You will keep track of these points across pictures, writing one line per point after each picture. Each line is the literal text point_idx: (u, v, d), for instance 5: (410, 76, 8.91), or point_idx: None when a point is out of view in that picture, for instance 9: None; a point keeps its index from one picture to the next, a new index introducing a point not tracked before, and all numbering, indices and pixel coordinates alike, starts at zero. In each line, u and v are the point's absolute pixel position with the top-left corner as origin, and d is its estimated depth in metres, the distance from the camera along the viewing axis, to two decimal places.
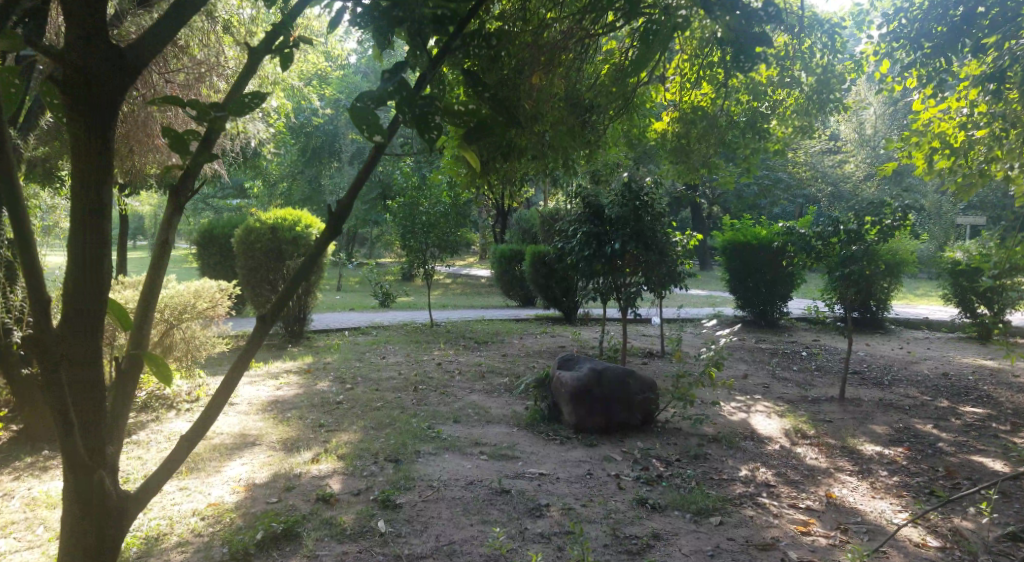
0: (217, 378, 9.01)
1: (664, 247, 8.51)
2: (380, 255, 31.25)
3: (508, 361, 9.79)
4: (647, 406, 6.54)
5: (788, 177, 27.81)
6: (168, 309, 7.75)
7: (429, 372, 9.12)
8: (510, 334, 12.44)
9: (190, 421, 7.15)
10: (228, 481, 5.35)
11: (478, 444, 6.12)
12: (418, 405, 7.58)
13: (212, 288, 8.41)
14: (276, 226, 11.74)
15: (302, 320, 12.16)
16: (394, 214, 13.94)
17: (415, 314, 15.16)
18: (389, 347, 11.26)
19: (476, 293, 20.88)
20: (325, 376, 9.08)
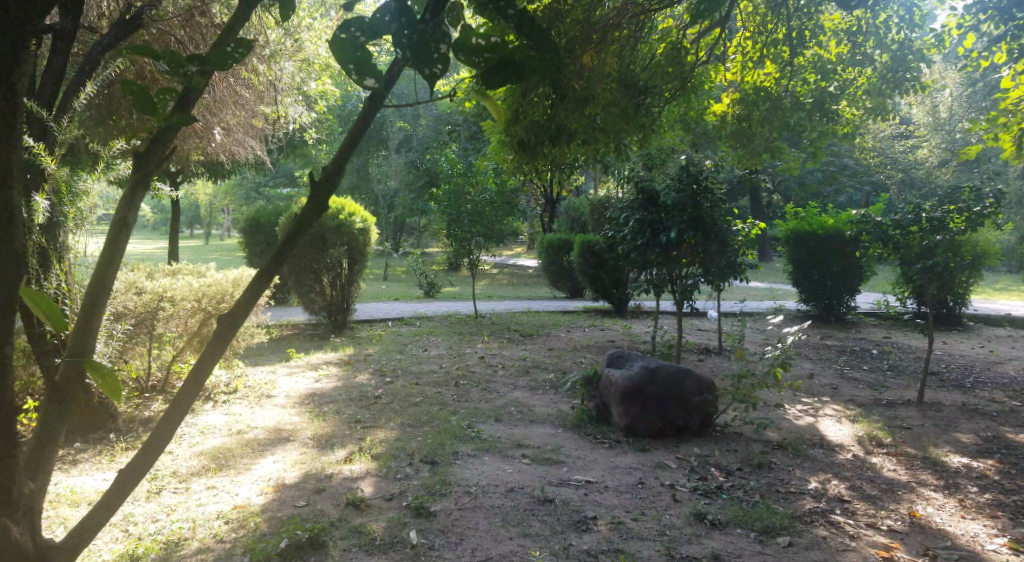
0: (257, 369, 8.81)
1: (724, 236, 7.85)
2: (428, 244, 31.10)
3: (556, 356, 9.36)
4: (704, 407, 6.11)
5: (854, 164, 26.74)
6: (207, 297, 7.55)
7: (472, 365, 8.77)
8: (558, 327, 12.01)
9: (225, 414, 6.90)
10: (257, 480, 5.05)
11: (521, 446, 5.73)
12: (460, 402, 7.23)
13: (251, 277, 8.21)
14: (320, 213, 11.46)
15: (346, 311, 11.89)
16: (440, 203, 13.63)
17: (461, 305, 14.83)
18: (433, 339, 10.96)
19: (524, 284, 20.51)
20: (366, 368, 8.79)
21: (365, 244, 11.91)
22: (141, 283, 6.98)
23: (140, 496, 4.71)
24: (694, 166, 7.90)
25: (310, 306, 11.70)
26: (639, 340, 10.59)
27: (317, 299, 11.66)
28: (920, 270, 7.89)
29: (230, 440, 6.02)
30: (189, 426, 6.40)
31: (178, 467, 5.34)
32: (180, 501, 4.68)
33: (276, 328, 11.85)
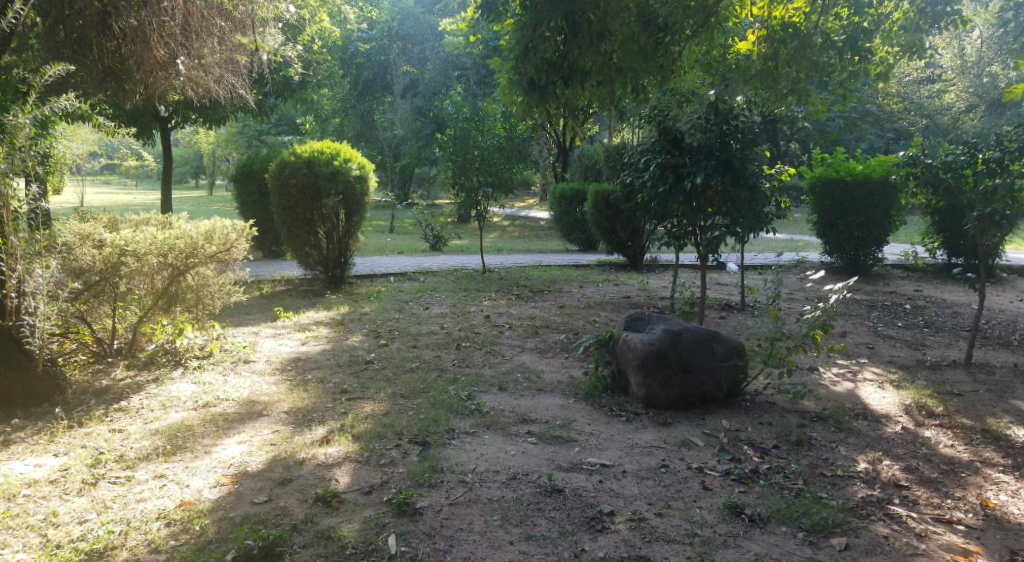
0: (241, 329, 8.18)
1: (753, 184, 7.04)
2: (437, 196, 30.27)
3: (565, 315, 8.66)
4: (733, 374, 5.42)
5: (879, 108, 25.57)
6: (176, 254, 6.84)
7: (475, 325, 8.09)
8: (569, 282, 11.26)
9: (195, 384, 6.31)
10: (215, 468, 4.58)
11: (526, 422, 5.05)
12: (461, 367, 6.55)
13: (226, 228, 7.45)
14: (312, 160, 10.67)
15: (344, 266, 11.13)
16: (442, 149, 12.77)
17: (468, 259, 14.06)
18: (434, 295, 10.27)
19: (535, 236, 19.74)
20: (359, 329, 8.11)
21: (363, 193, 11.01)
22: (98, 234, 6.33)
23: (73, 490, 4.37)
24: (723, 102, 7.00)
25: (305, 261, 10.98)
26: (655, 297, 9.85)
27: (312, 253, 10.93)
28: (976, 216, 6.80)
29: (192, 418, 5.43)
30: (150, 402, 5.81)
31: (126, 451, 4.88)
32: (118, 494, 4.34)
33: (269, 286, 11.23)
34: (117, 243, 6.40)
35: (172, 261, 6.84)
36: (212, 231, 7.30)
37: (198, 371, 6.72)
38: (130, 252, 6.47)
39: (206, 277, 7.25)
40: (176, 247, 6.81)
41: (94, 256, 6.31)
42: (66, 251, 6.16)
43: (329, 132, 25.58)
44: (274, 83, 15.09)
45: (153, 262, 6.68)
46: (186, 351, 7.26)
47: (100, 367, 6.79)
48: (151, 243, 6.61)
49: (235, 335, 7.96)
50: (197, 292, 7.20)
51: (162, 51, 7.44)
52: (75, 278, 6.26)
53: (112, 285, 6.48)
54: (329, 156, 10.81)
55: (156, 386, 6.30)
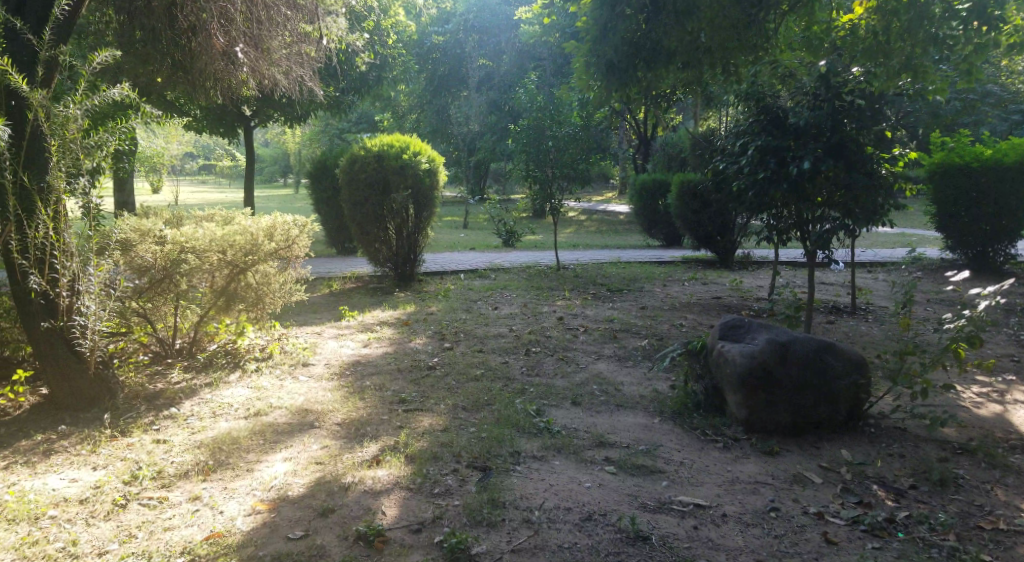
0: (303, 328, 7.73)
1: (870, 169, 6.13)
2: (511, 190, 29.74)
3: (648, 318, 7.90)
4: (854, 396, 4.64)
5: (998, 90, 23.51)
6: (237, 251, 6.40)
7: (547, 328, 7.42)
8: (651, 280, 10.47)
9: (250, 388, 5.75)
10: (255, 489, 3.87)
11: (603, 446, 4.36)
12: (531, 377, 5.89)
13: (286, 223, 6.97)
14: (382, 154, 10.13)
15: (414, 262, 10.73)
16: (516, 141, 12.10)
17: (543, 255, 13.39)
18: (506, 294, 9.66)
19: (614, 232, 18.88)
20: (423, 331, 7.56)
21: (433, 187, 10.49)
22: (158, 231, 5.98)
23: (101, 512, 3.65)
24: (833, 77, 6.10)
25: (374, 257, 10.55)
26: (747, 299, 8.97)
27: (382, 249, 10.50)
28: None
29: (239, 428, 4.78)
30: (201, 408, 5.23)
31: (166, 465, 4.16)
32: (148, 519, 3.61)
33: (336, 283, 10.84)
34: (178, 239, 6.03)
35: (232, 259, 6.38)
36: (273, 227, 6.81)
37: (256, 374, 6.13)
38: (190, 250, 6.08)
39: (269, 276, 6.78)
40: (238, 244, 6.38)
41: (154, 253, 5.93)
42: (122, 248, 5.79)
43: (406, 128, 25.32)
44: (344, 77, 14.73)
45: (215, 260, 6.28)
46: (246, 351, 6.71)
47: (158, 371, 6.22)
48: (211, 240, 6.20)
49: (297, 334, 7.47)
50: (259, 292, 6.70)
51: (222, 39, 7.23)
52: (137, 276, 5.91)
53: (173, 284, 6.10)
54: (398, 150, 10.20)
55: (212, 390, 5.69)
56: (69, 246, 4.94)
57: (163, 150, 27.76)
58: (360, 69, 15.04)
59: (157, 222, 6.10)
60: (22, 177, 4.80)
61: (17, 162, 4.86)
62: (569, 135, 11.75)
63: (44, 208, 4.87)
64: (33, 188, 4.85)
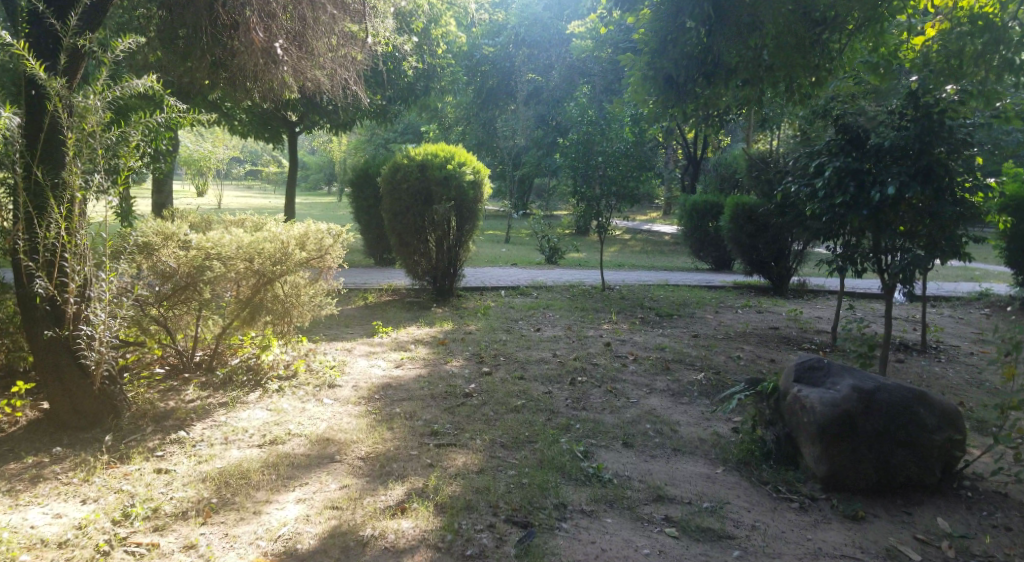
0: (333, 343, 7.28)
1: (963, 194, 5.48)
2: (555, 205, 29.24)
3: (701, 349, 7.31)
4: (949, 453, 4.00)
5: None
6: (266, 259, 6.00)
7: (593, 355, 6.87)
8: (702, 306, 9.87)
9: (270, 409, 5.32)
10: (256, 539, 3.49)
11: (662, 501, 3.83)
12: (576, 411, 5.34)
13: (318, 232, 6.56)
14: (426, 162, 9.71)
15: (453, 276, 10.28)
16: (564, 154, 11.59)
17: (587, 274, 12.84)
18: (548, 315, 9.14)
19: (660, 252, 18.22)
20: (460, 352, 7.05)
21: (476, 199, 10.03)
22: (183, 235, 5.63)
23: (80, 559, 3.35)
24: (924, 93, 5.49)
25: (412, 270, 10.09)
26: (808, 332, 8.31)
27: (421, 262, 10.04)
28: None
29: (251, 459, 4.41)
30: (214, 431, 4.86)
31: (164, 502, 3.88)
32: None
33: (372, 296, 10.42)
34: (204, 244, 5.65)
35: (259, 267, 5.98)
36: (304, 236, 6.41)
37: (277, 394, 5.69)
38: (215, 256, 5.69)
39: (298, 287, 6.37)
40: (267, 251, 5.98)
41: (178, 258, 5.56)
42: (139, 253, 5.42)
43: (451, 139, 24.98)
44: (391, 84, 14.38)
45: (241, 268, 5.87)
46: (270, 368, 6.25)
47: (174, 386, 5.83)
48: (239, 247, 5.80)
49: (326, 349, 7.02)
50: (286, 304, 6.28)
51: (261, 33, 6.84)
52: (159, 282, 5.55)
53: (197, 292, 5.74)
54: (442, 158, 9.80)
55: (227, 411, 5.27)
56: (82, 249, 4.56)
57: (210, 153, 27.92)
58: (407, 76, 14.69)
59: (182, 226, 5.75)
60: (35, 170, 4.44)
61: (34, 155, 4.53)
62: (620, 150, 11.23)
63: (56, 205, 4.49)
64: (47, 183, 4.48)
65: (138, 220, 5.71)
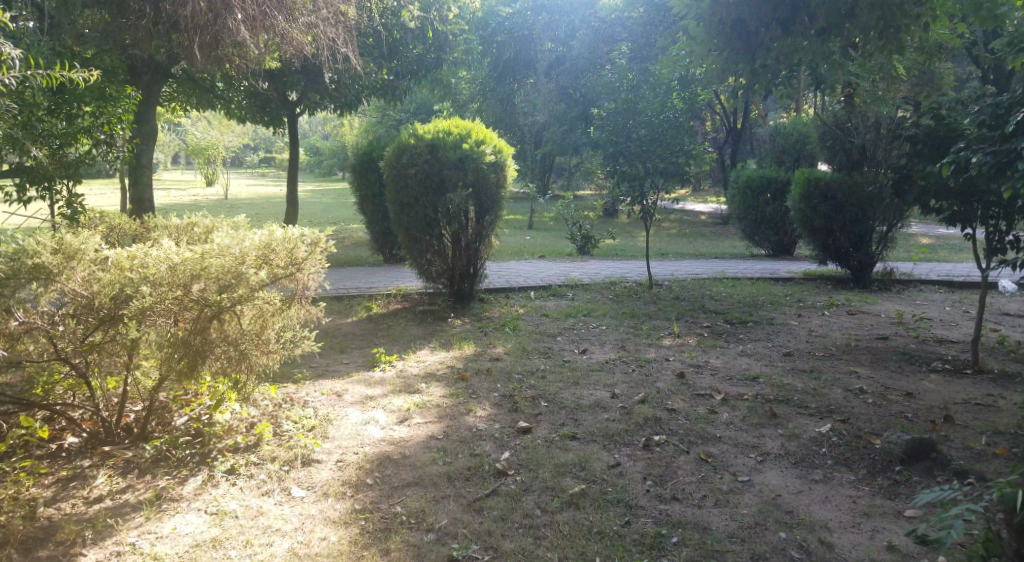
0: (318, 384, 5.55)
1: None
2: (579, 187, 27.30)
3: (807, 377, 5.52)
4: None
5: None
6: (213, 282, 4.30)
7: (666, 393, 5.10)
8: (778, 306, 8.08)
9: (205, 516, 3.74)
10: None
11: None
12: (662, 505, 3.64)
13: (287, 241, 4.81)
14: (436, 142, 7.92)
15: (473, 278, 8.53)
16: (597, 129, 9.81)
17: (630, 267, 11.05)
18: (592, 327, 7.38)
19: (704, 236, 16.29)
20: (485, 393, 5.30)
21: (498, 184, 8.20)
22: (96, 251, 4.15)
23: None
24: None
25: (425, 272, 8.38)
26: (934, 345, 6.44)
27: (434, 262, 8.31)
28: None
29: None
30: None
31: None
32: None
33: (378, 304, 8.72)
34: (124, 261, 4.13)
35: (202, 295, 4.26)
36: (266, 248, 4.67)
37: (226, 480, 4.09)
38: (140, 280, 4.08)
39: (260, 317, 4.60)
40: (212, 270, 4.29)
41: (91, 282, 4.06)
42: (3, 281, 3.90)
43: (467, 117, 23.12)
44: (396, 55, 12.64)
45: (177, 296, 4.19)
46: (221, 436, 4.52)
47: (82, 471, 4.19)
48: (171, 266, 4.17)
49: (307, 395, 5.28)
50: (241, 345, 4.47)
51: None
52: (78, 316, 4.06)
53: (119, 328, 4.10)
54: (458, 136, 7.98)
55: (144, 520, 3.71)
56: None
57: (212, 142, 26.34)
58: (415, 47, 12.92)
59: (91, 239, 4.23)
60: None
61: None
62: (669, 122, 9.36)
63: None
64: None
65: (36, 231, 4.30)
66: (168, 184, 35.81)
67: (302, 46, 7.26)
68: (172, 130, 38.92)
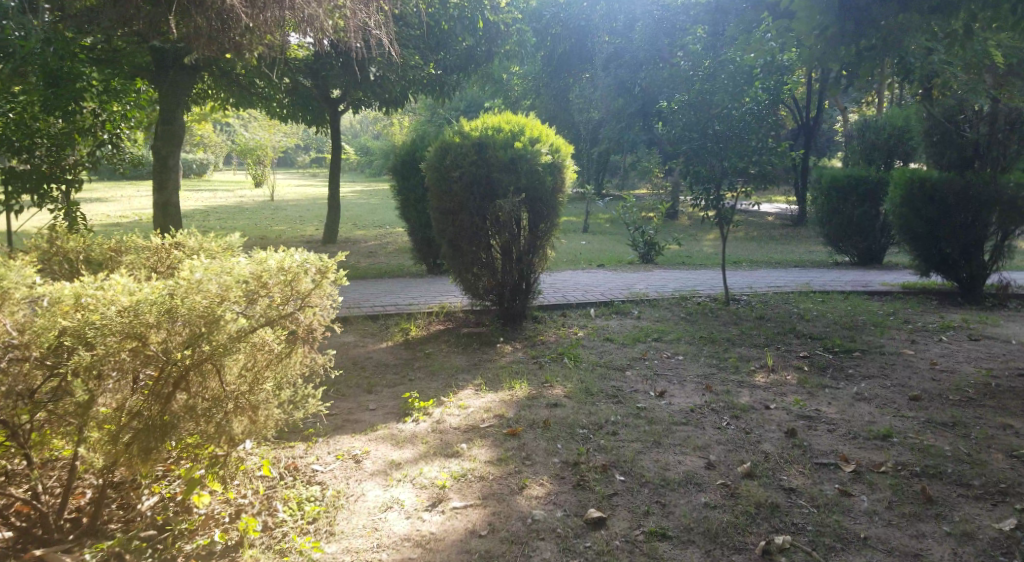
0: (339, 443, 4.59)
1: None
2: (634, 186, 26.07)
3: (955, 436, 4.33)
4: None
5: None
6: (179, 330, 3.38)
7: (779, 466, 3.97)
8: (886, 329, 6.83)
9: None
10: None
11: None
12: None
13: (284, 271, 3.86)
14: (484, 141, 6.89)
15: (525, 294, 7.47)
16: (666, 125, 8.67)
17: (700, 278, 9.86)
18: (669, 357, 6.26)
19: (774, 239, 14.99)
20: (545, 457, 4.25)
21: (555, 189, 7.10)
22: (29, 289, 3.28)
23: None
24: None
25: (471, 288, 7.33)
26: None
27: (482, 275, 7.26)
28: None
29: None
30: None
31: None
32: None
33: (419, 324, 7.73)
34: (66, 300, 3.23)
35: (162, 347, 3.34)
36: (256, 281, 3.72)
37: None
38: (83, 328, 3.17)
39: (248, 370, 3.67)
40: (180, 314, 3.37)
41: (22, 325, 3.15)
42: None
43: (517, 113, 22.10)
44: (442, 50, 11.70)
45: (131, 350, 3.27)
46: (189, 534, 3.55)
47: None
48: (122, 308, 3.25)
49: (322, 461, 4.32)
50: (216, 416, 3.53)
51: None
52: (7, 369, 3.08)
53: (55, 390, 3.17)
54: (509, 133, 6.93)
55: None
56: None
57: None
58: (466, 40, 11.94)
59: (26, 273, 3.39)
60: None
61: None
62: (751, 115, 8.15)
63: None
64: None
65: None
66: (218, 185, 35.72)
67: (322, 28, 6.27)
68: (225, 131, 38.92)
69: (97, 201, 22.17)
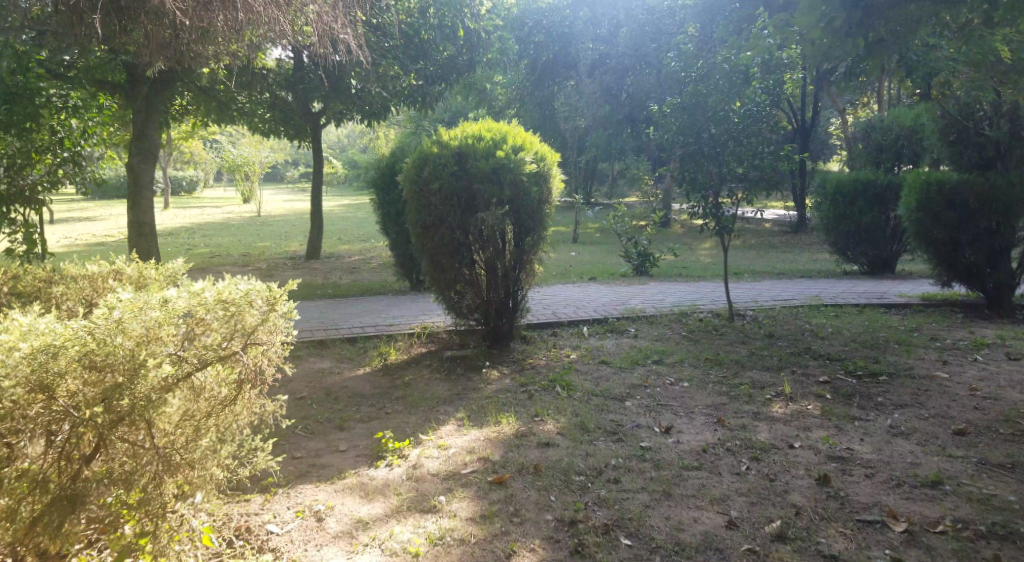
0: (295, 494, 3.92)
1: None
2: (626, 196, 25.55)
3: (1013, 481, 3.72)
4: None
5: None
6: (100, 379, 2.77)
7: (817, 526, 3.34)
8: (910, 347, 6.21)
9: None
10: None
11: None
12: None
13: (227, 304, 3.23)
14: (462, 151, 6.25)
15: (513, 313, 6.83)
16: (658, 130, 8.03)
17: (701, 291, 9.22)
18: (671, 383, 5.61)
19: (772, 248, 14.43)
20: (536, 512, 3.59)
21: (541, 200, 6.49)
22: None
23: None
24: None
25: (456, 308, 6.69)
26: None
27: (467, 294, 6.62)
28: None
29: None
30: None
31: None
32: None
33: (398, 347, 7.07)
34: None
35: (76, 398, 2.72)
36: (194, 317, 3.11)
37: None
38: None
39: (187, 424, 3.03)
40: (101, 360, 2.77)
41: None
42: None
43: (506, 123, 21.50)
44: (422, 58, 11.11)
45: (41, 404, 2.65)
46: None
47: None
48: (28, 353, 2.63)
49: (273, 518, 3.65)
50: (141, 482, 2.87)
51: None
52: None
53: None
54: (490, 142, 6.29)
55: None
56: None
57: None
58: (446, 48, 11.36)
59: None
60: None
61: None
62: (751, 116, 7.53)
63: None
64: None
65: None
66: (204, 201, 35.01)
67: (287, 30, 5.65)
68: (211, 146, 38.27)
69: (76, 220, 21.49)
